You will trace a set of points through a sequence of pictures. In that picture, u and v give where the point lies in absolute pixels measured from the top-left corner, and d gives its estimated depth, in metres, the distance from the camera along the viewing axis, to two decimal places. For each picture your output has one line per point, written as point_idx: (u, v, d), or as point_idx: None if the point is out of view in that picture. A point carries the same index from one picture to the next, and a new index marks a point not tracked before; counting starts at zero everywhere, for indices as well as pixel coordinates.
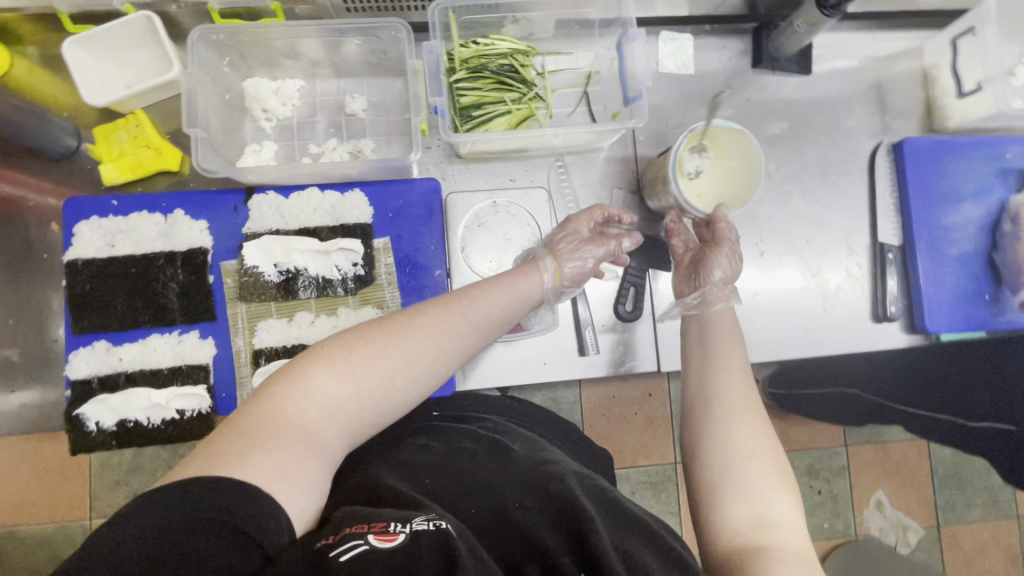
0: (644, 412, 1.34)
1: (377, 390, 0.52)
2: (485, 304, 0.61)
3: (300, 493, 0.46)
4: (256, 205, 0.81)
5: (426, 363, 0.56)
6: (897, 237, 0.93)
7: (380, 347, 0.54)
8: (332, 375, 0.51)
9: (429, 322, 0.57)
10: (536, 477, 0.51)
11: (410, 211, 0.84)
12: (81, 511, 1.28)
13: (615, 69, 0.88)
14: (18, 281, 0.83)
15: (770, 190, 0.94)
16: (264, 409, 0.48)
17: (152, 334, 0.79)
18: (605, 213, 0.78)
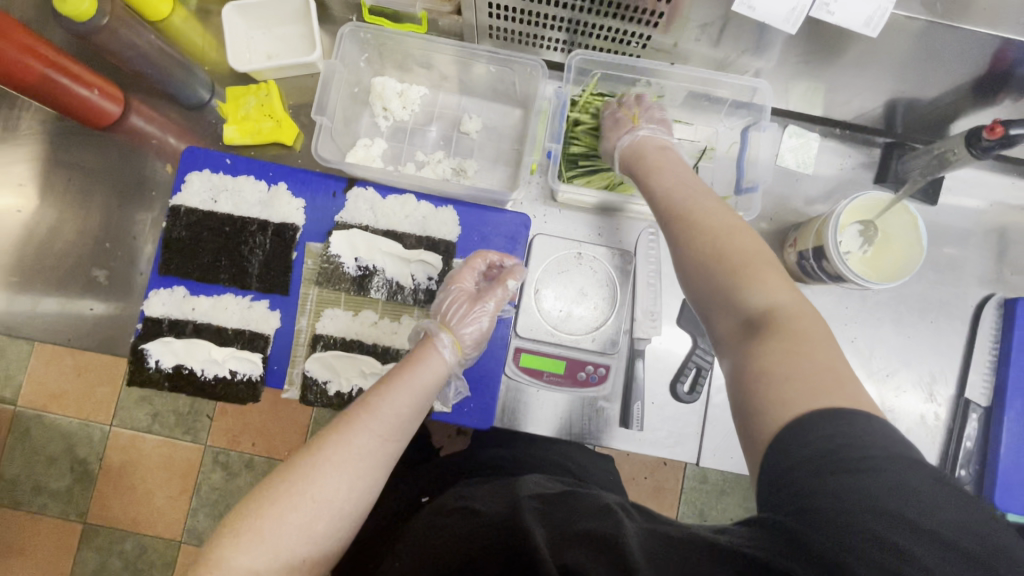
0: (653, 480, 1.33)
1: (298, 540, 0.53)
2: (385, 407, 0.62)
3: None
4: (354, 197, 0.83)
5: (347, 488, 0.56)
6: (985, 397, 0.87)
7: (284, 500, 0.54)
8: (244, 551, 0.52)
9: (326, 450, 0.57)
10: (500, 549, 0.48)
11: (495, 240, 0.84)
12: (104, 416, 1.35)
13: (733, 152, 0.87)
14: (123, 207, 0.89)
15: (859, 310, 0.89)
16: None
17: (228, 293, 0.82)
18: (488, 261, 0.80)
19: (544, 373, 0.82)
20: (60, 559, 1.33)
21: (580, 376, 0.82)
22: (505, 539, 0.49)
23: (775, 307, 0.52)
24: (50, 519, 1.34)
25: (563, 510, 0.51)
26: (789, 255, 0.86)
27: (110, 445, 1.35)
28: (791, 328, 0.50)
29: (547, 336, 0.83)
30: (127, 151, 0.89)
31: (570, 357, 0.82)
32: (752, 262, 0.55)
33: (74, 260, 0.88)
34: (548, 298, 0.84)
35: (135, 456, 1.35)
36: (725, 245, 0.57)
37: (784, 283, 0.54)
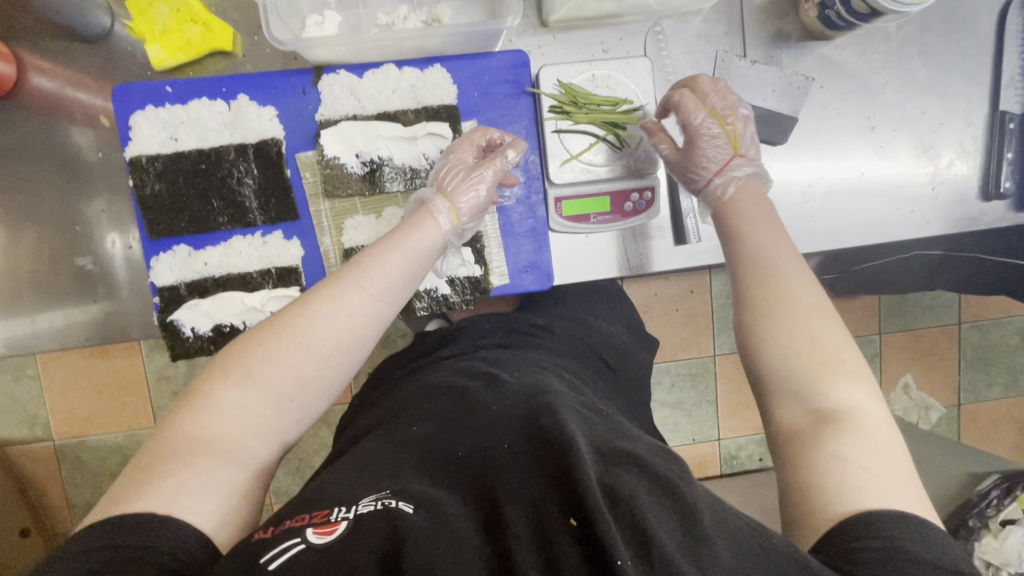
0: (685, 307, 1.27)
1: (287, 389, 0.50)
2: (380, 264, 0.57)
3: (222, 503, 0.45)
4: (328, 87, 0.72)
5: (337, 349, 0.53)
6: (1020, 105, 0.85)
7: (280, 347, 0.51)
8: (235, 388, 0.49)
9: (324, 305, 0.53)
10: (529, 423, 0.45)
11: (497, 89, 0.75)
12: (146, 420, 1.29)
13: None
14: (71, 183, 0.76)
15: (887, 56, 0.84)
16: (172, 433, 0.47)
17: (235, 236, 0.74)
18: (489, 137, 0.73)
19: (591, 215, 0.78)
20: None
21: (628, 206, 0.77)
22: (536, 417, 0.45)
23: (850, 408, 0.48)
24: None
25: (612, 433, 0.47)
26: (809, 11, 0.78)
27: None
28: (873, 433, 0.47)
29: (583, 175, 0.76)
30: (46, 120, 0.75)
31: (613, 190, 0.77)
32: (833, 357, 0.51)
33: (50, 258, 0.78)
34: (572, 135, 0.76)
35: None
36: (818, 336, 0.51)
37: (870, 383, 0.50)
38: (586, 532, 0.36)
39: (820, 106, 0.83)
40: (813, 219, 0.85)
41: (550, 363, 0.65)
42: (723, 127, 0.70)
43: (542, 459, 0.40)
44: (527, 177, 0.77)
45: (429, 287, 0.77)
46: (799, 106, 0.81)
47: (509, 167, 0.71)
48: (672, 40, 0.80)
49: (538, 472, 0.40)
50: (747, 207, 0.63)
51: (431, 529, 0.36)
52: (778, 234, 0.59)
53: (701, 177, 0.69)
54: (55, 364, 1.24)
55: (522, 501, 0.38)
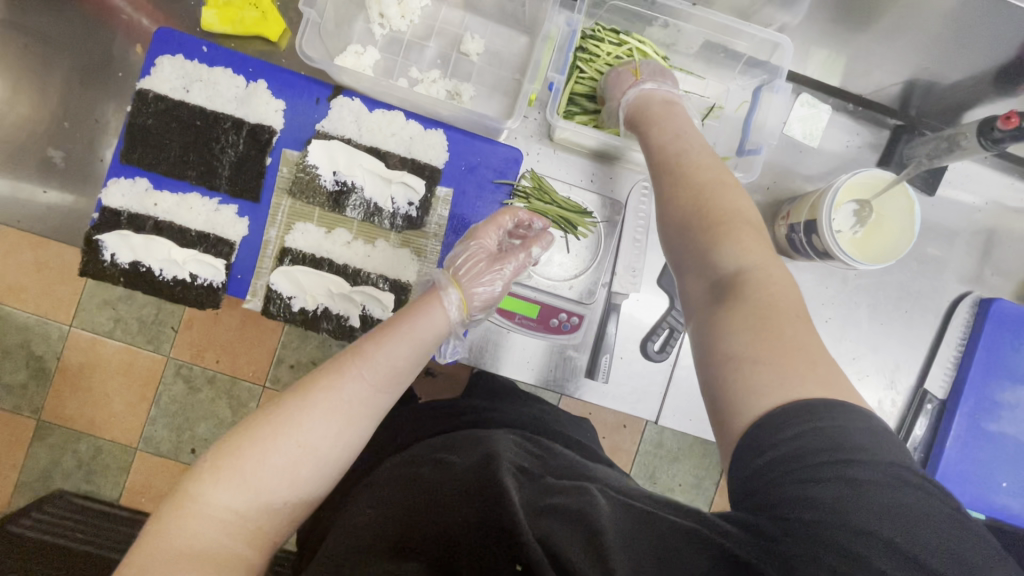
0: (610, 440, 1.32)
1: (276, 489, 0.51)
2: (384, 357, 0.59)
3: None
4: (338, 106, 0.77)
5: (330, 444, 0.54)
6: (942, 391, 0.89)
7: (271, 441, 0.52)
8: (222, 488, 0.50)
9: (316, 392, 0.55)
10: (475, 495, 0.47)
11: (483, 172, 0.81)
12: (63, 316, 1.31)
13: (742, 113, 0.83)
14: (88, 85, 0.81)
15: (840, 293, 0.89)
16: (156, 542, 0.47)
17: (194, 192, 0.77)
18: (516, 219, 0.75)
19: (516, 315, 0.81)
20: (8, 453, 1.33)
21: (552, 322, 0.80)
22: (480, 489, 0.48)
23: (753, 286, 0.50)
24: (4, 411, 1.32)
25: (553, 485, 0.50)
26: (780, 228, 0.84)
27: (69, 344, 1.32)
28: (764, 301, 0.48)
29: (524, 278, 0.80)
30: (95, 24, 0.81)
31: (546, 302, 0.80)
32: (745, 243, 0.52)
33: (36, 138, 0.81)
34: None
35: (95, 358, 1.32)
36: (720, 220, 0.54)
37: (771, 255, 0.52)
38: None
39: None
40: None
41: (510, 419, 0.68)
42: (625, 63, 0.75)
43: (496, 552, 0.43)
44: None
45: (342, 317, 0.77)
46: None
47: (532, 260, 0.74)
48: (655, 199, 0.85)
49: (495, 565, 0.43)
50: (658, 109, 0.66)
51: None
52: (693, 136, 0.62)
53: (613, 101, 0.72)
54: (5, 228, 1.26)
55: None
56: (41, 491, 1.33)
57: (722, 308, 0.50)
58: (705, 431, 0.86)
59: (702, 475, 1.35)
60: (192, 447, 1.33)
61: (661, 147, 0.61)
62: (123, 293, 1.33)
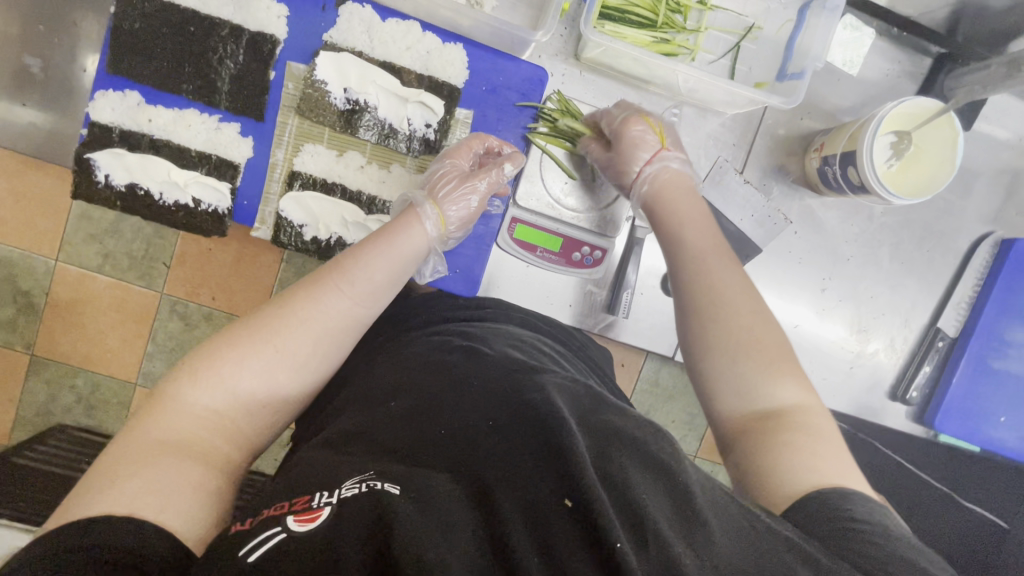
0: None
1: (255, 389, 0.52)
2: (362, 269, 0.59)
3: (192, 503, 0.44)
4: (347, 14, 0.70)
5: (308, 347, 0.55)
6: (954, 329, 0.89)
7: (251, 344, 0.52)
8: (200, 387, 0.50)
9: (296, 302, 0.56)
10: (512, 397, 0.48)
11: (506, 93, 0.75)
12: (48, 250, 1.25)
13: (783, 34, 0.78)
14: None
15: (863, 232, 0.87)
16: (132, 435, 0.46)
17: (191, 108, 0.71)
18: (486, 145, 0.74)
19: (538, 248, 0.77)
20: (5, 387, 1.30)
21: (574, 256, 0.78)
22: (518, 394, 0.48)
23: (795, 408, 0.53)
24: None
25: (593, 403, 0.50)
26: (812, 160, 0.81)
27: (56, 279, 1.27)
28: (795, 423, 0.52)
29: (547, 209, 0.77)
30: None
31: (569, 235, 0.77)
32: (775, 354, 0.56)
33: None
34: (554, 169, 0.76)
35: (87, 294, 1.28)
36: (759, 334, 0.57)
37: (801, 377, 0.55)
38: (584, 514, 0.38)
39: (786, 248, 0.86)
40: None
41: (523, 334, 0.67)
42: (647, 122, 0.71)
43: (530, 442, 0.43)
44: None
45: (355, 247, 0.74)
46: (768, 240, 0.84)
47: (503, 179, 0.72)
48: (683, 128, 0.82)
49: (527, 457, 0.42)
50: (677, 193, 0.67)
51: (418, 514, 0.38)
52: (718, 249, 0.63)
53: (633, 170, 0.70)
54: None
55: (512, 485, 0.40)
56: (42, 425, 1.32)
57: (757, 424, 0.53)
58: None
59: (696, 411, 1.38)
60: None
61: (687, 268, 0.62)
62: (108, 226, 1.26)
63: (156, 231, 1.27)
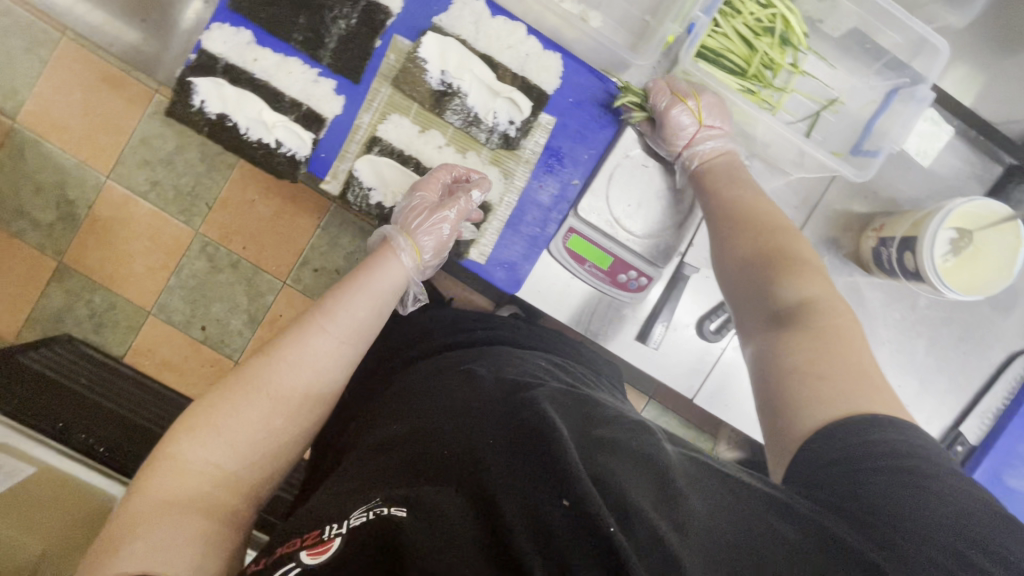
0: None
1: (248, 433, 0.56)
2: (346, 309, 0.65)
3: (197, 548, 0.48)
4: (461, 3, 0.74)
5: (296, 383, 0.60)
6: (975, 438, 0.88)
7: (239, 392, 0.57)
8: (194, 440, 0.54)
9: (278, 343, 0.62)
10: (506, 407, 0.51)
11: (591, 109, 0.77)
12: (103, 166, 1.29)
13: (865, 112, 0.80)
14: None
15: (903, 320, 0.87)
16: (138, 495, 0.50)
17: (296, 57, 0.74)
18: (455, 173, 0.75)
19: (587, 262, 0.78)
20: (26, 290, 1.32)
21: (620, 278, 0.79)
22: (511, 404, 0.52)
23: (816, 313, 0.59)
24: (28, 246, 1.31)
25: (581, 408, 0.54)
26: (868, 239, 0.82)
27: (104, 197, 1.30)
28: (823, 324, 0.58)
29: (605, 226, 0.77)
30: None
31: (619, 255, 0.78)
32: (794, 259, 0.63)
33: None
34: (619, 189, 0.77)
35: (127, 217, 1.31)
36: (766, 245, 0.65)
37: (816, 279, 0.62)
38: (580, 509, 0.42)
39: None
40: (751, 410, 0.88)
41: (533, 356, 0.72)
42: (686, 104, 0.73)
43: (524, 448, 0.46)
44: (559, 196, 0.78)
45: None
46: None
47: (473, 206, 0.74)
48: None
49: (523, 461, 0.45)
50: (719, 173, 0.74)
51: (426, 530, 0.41)
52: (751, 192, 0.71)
53: (674, 148, 0.76)
54: (60, 63, 1.23)
55: (512, 491, 0.43)
56: (49, 333, 1.33)
57: (776, 326, 0.60)
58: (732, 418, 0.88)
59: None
60: (205, 324, 1.34)
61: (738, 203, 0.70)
62: (164, 156, 1.30)
63: (209, 172, 1.31)
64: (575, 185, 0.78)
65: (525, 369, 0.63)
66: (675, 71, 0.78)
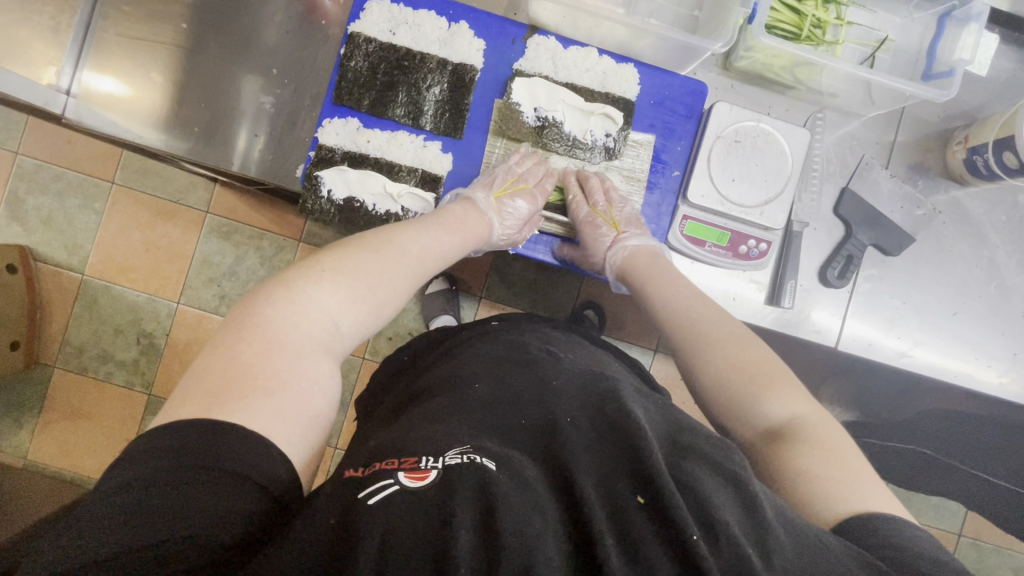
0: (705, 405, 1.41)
1: (370, 304, 0.63)
2: (455, 242, 0.76)
3: (296, 425, 0.51)
4: (535, 45, 0.81)
5: (408, 282, 0.68)
6: None
7: (371, 268, 0.64)
8: (329, 292, 0.60)
9: (419, 265, 0.70)
10: (591, 401, 0.55)
11: (672, 106, 0.84)
12: (173, 293, 1.39)
13: (919, 43, 0.85)
14: (236, 42, 0.86)
15: (1010, 221, 0.90)
16: (269, 330, 0.55)
17: (402, 130, 0.81)
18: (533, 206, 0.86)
19: (707, 243, 0.84)
20: (126, 428, 1.39)
21: (741, 250, 0.83)
22: (594, 400, 0.55)
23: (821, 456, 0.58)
24: (119, 387, 1.39)
25: (670, 424, 0.57)
26: (957, 153, 0.87)
27: (177, 321, 1.39)
28: (817, 436, 0.59)
29: (716, 205, 0.82)
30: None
31: (735, 229, 0.83)
32: (765, 371, 0.66)
33: (194, 93, 0.86)
34: (721, 165, 0.81)
35: (202, 334, 1.39)
36: (739, 361, 0.68)
37: (800, 396, 0.64)
38: (657, 506, 0.44)
39: (937, 237, 0.89)
40: (901, 348, 0.89)
41: (567, 334, 0.75)
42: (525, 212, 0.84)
43: (608, 444, 0.49)
44: (665, 190, 0.86)
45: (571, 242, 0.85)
46: (918, 229, 0.88)
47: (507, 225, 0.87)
48: (828, 130, 0.88)
49: (609, 456, 0.49)
50: (642, 268, 0.82)
51: (517, 491, 0.44)
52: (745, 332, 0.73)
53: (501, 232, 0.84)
54: (118, 210, 1.37)
55: (591, 478, 0.47)
56: None
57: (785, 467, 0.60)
58: (880, 356, 0.90)
59: None
60: None
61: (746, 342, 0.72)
62: (226, 270, 1.39)
63: (269, 273, 1.39)
64: (676, 175, 0.85)
65: (602, 365, 0.66)
66: (740, 50, 0.82)
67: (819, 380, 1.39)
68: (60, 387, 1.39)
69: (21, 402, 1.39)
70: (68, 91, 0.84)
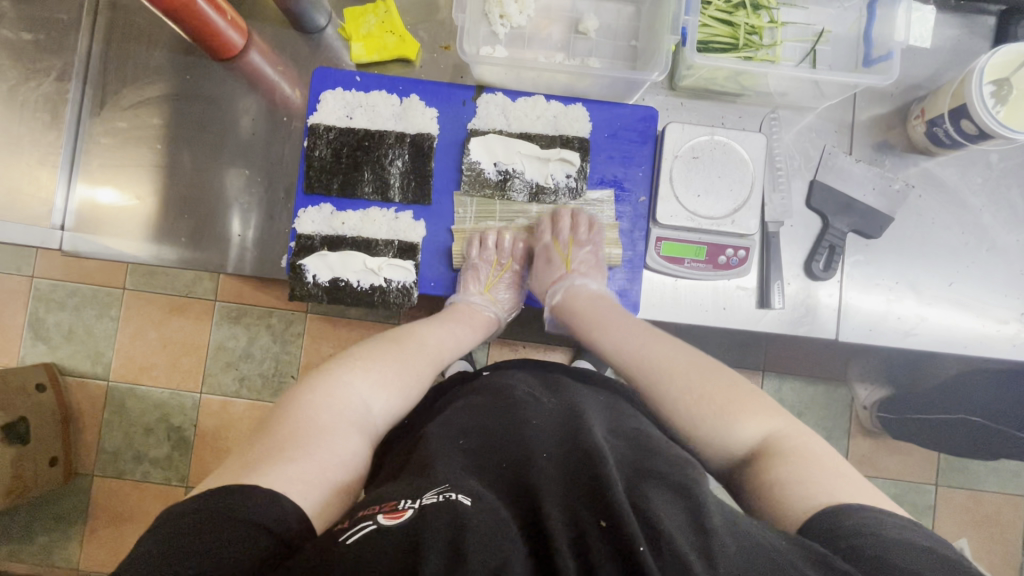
0: None
1: (399, 385, 0.71)
2: (459, 328, 0.85)
3: (327, 492, 0.56)
4: (485, 103, 0.84)
5: (421, 367, 0.76)
6: None
7: (392, 366, 0.72)
8: (356, 386, 0.67)
9: (431, 354, 0.78)
10: (565, 435, 0.57)
11: (626, 135, 0.86)
12: (193, 384, 1.43)
13: (856, 30, 0.87)
14: (210, 149, 0.91)
15: (988, 182, 0.89)
16: (303, 419, 0.61)
17: (373, 207, 0.85)
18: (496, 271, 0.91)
19: (685, 260, 0.85)
20: None
21: (721, 260, 0.84)
22: (569, 432, 0.57)
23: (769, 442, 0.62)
24: (157, 484, 1.43)
25: (643, 452, 0.58)
26: (918, 127, 0.87)
27: (202, 410, 1.43)
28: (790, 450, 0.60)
29: (686, 222, 0.83)
30: (222, 82, 0.91)
31: (710, 241, 0.83)
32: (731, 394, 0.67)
33: (180, 202, 0.91)
34: (682, 182, 0.83)
35: (227, 420, 1.43)
36: (704, 390, 0.67)
37: (769, 411, 0.65)
38: (614, 531, 0.44)
39: (917, 211, 0.89)
40: (905, 327, 0.88)
41: (548, 370, 0.78)
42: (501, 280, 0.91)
43: (575, 475, 0.51)
44: (634, 216, 0.87)
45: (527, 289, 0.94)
46: (896, 207, 0.87)
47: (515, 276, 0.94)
48: (783, 129, 0.89)
49: (576, 485, 0.50)
50: (585, 309, 0.83)
51: (484, 525, 0.45)
52: (630, 326, 0.77)
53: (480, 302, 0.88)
54: (132, 314, 1.43)
55: (560, 507, 0.48)
56: None
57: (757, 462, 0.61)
58: (886, 339, 0.88)
59: (834, 420, 1.37)
60: None
61: (624, 350, 0.75)
62: (240, 353, 1.43)
63: (282, 349, 1.43)
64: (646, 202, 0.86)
65: (581, 399, 0.67)
66: (682, 70, 0.84)
67: (845, 362, 1.36)
68: (101, 493, 1.43)
69: (65, 514, 1.42)
70: (63, 227, 0.90)
